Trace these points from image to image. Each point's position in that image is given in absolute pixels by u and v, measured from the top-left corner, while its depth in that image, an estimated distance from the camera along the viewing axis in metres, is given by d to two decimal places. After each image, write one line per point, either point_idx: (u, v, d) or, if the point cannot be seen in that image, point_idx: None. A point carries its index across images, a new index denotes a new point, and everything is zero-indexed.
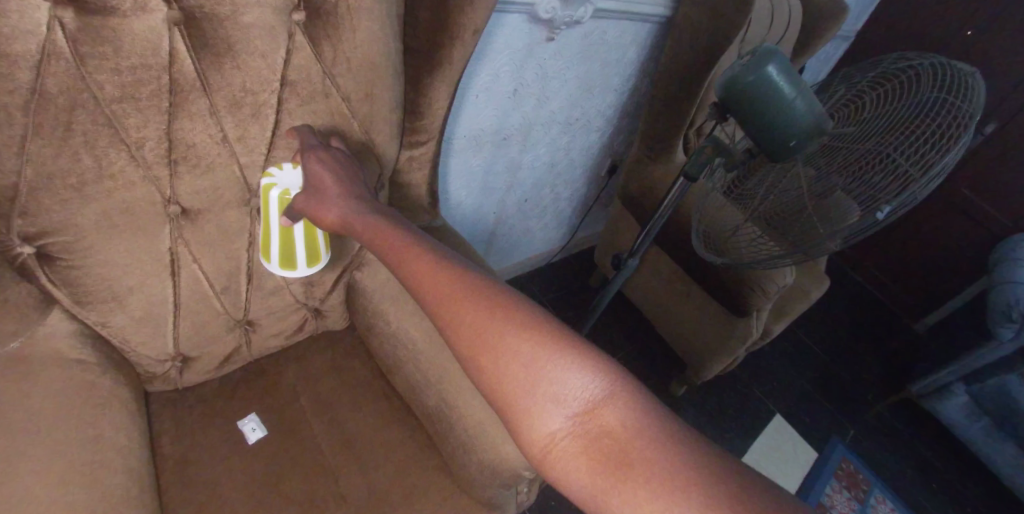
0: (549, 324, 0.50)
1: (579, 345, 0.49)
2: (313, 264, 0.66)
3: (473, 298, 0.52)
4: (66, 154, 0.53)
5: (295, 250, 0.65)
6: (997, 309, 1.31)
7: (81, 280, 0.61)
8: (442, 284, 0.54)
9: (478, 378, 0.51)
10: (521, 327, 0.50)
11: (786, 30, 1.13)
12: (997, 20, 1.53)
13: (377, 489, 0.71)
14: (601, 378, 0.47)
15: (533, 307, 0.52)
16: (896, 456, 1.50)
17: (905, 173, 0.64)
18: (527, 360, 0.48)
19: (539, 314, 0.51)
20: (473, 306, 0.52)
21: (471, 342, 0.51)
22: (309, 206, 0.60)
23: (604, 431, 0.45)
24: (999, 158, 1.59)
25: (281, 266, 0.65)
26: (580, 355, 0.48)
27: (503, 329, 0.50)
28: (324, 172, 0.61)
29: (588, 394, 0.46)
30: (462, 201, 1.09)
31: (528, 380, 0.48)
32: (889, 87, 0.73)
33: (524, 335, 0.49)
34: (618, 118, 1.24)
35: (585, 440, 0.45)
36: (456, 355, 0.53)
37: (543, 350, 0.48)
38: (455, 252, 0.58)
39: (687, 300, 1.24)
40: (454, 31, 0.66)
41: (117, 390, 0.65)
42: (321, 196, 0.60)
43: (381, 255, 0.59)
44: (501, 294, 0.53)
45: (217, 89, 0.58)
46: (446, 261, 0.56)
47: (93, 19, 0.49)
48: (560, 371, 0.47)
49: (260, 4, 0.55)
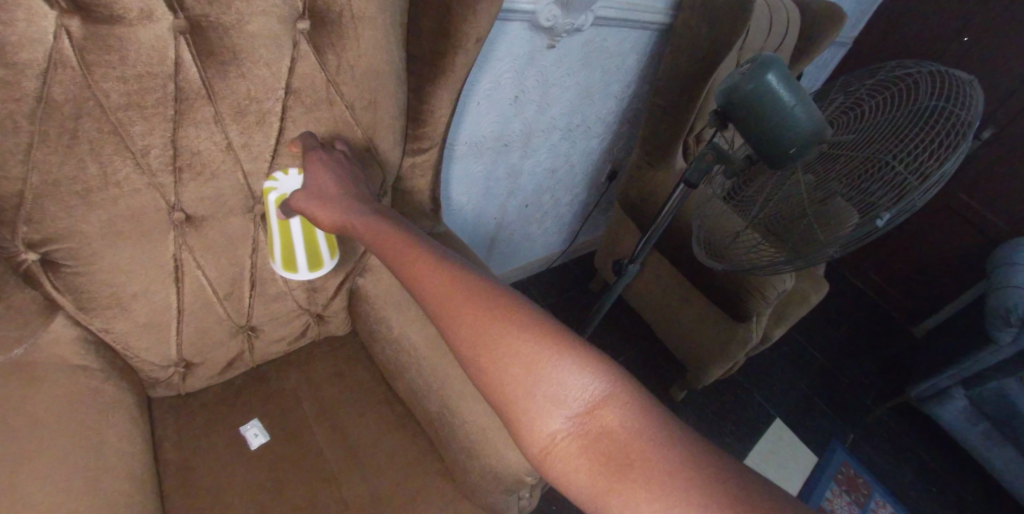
0: (549, 325, 0.50)
1: (579, 346, 0.49)
2: (315, 268, 0.67)
3: (474, 300, 0.52)
4: (72, 162, 0.54)
5: (296, 254, 0.65)
6: (996, 313, 1.32)
7: (85, 286, 0.61)
8: (443, 288, 0.54)
9: (478, 379, 0.51)
10: (521, 328, 0.50)
11: (785, 37, 1.13)
12: (994, 26, 1.54)
13: (380, 494, 0.72)
14: (600, 379, 0.47)
15: (532, 310, 0.52)
16: (896, 460, 1.50)
17: (904, 180, 0.64)
18: (527, 362, 0.48)
19: (539, 316, 0.51)
20: (473, 310, 0.52)
21: (472, 344, 0.51)
22: (310, 206, 0.59)
23: (604, 431, 0.45)
24: (996, 163, 1.60)
25: (284, 267, 0.66)
26: (580, 356, 0.48)
27: (503, 331, 0.50)
28: (328, 179, 0.62)
29: (587, 396, 0.47)
30: (463, 207, 1.10)
31: (528, 381, 0.48)
32: (888, 94, 0.74)
33: (524, 337, 0.49)
34: (618, 123, 1.24)
35: (584, 441, 0.46)
36: (456, 356, 0.53)
37: (543, 351, 0.48)
38: (455, 254, 0.59)
39: (687, 305, 1.24)
40: (457, 39, 0.67)
41: (120, 396, 0.65)
42: (322, 197, 0.60)
43: (383, 259, 0.58)
44: (501, 296, 0.53)
45: (222, 97, 0.58)
46: (447, 265, 0.56)
47: (99, 28, 0.49)
48: (560, 373, 0.48)
49: (265, 14, 0.56)
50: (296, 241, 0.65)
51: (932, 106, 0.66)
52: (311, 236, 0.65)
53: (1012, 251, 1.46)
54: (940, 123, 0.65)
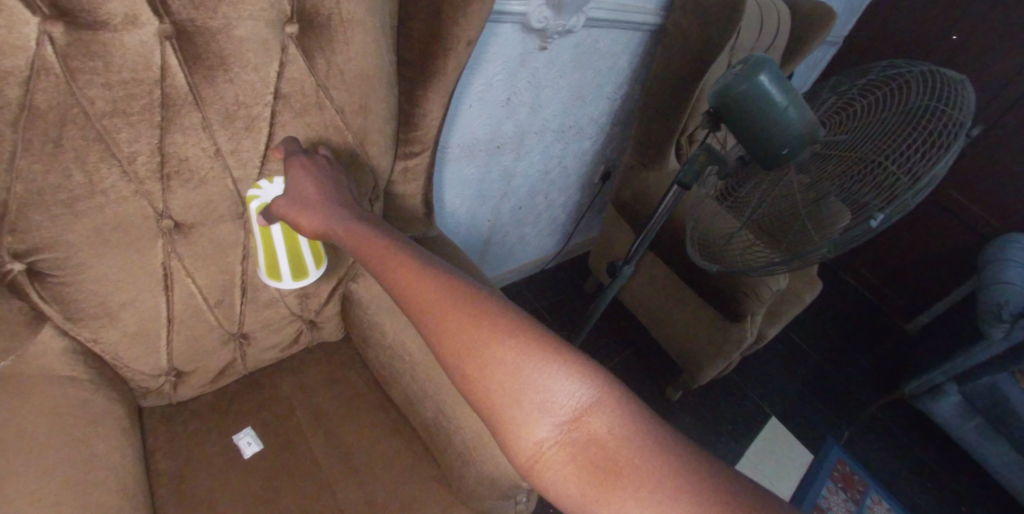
0: (536, 330, 0.50)
1: (565, 351, 0.49)
2: (298, 278, 0.65)
3: (460, 306, 0.52)
4: (57, 170, 0.53)
5: (279, 262, 0.63)
6: (989, 309, 1.34)
7: (72, 296, 0.60)
8: (428, 292, 0.53)
9: (464, 386, 0.50)
10: (507, 334, 0.49)
11: (775, 37, 1.14)
12: (983, 24, 1.55)
13: (375, 501, 0.71)
14: (588, 385, 0.47)
15: (518, 314, 0.51)
16: (890, 457, 1.50)
17: (896, 181, 0.65)
18: (514, 368, 0.48)
19: (525, 321, 0.51)
20: (459, 315, 0.51)
21: (457, 350, 0.50)
22: (290, 211, 0.58)
23: (591, 438, 0.45)
24: (986, 159, 1.62)
25: (268, 274, 0.65)
26: (566, 361, 0.48)
27: (489, 337, 0.49)
28: (310, 184, 0.60)
29: (575, 403, 0.46)
30: (456, 209, 1.09)
31: (515, 388, 0.47)
32: (879, 95, 0.74)
33: (510, 343, 0.49)
34: (611, 124, 1.24)
35: (571, 448, 0.45)
36: (441, 363, 0.52)
37: (529, 357, 0.48)
38: (440, 258, 0.58)
39: (682, 305, 1.24)
40: (448, 42, 0.66)
41: (110, 407, 0.64)
42: (303, 202, 0.58)
43: (366, 263, 0.57)
44: (487, 301, 0.52)
45: (210, 103, 0.57)
46: (431, 269, 0.55)
47: (82, 33, 0.49)
48: (547, 379, 0.47)
49: (253, 17, 0.55)
50: (279, 248, 0.63)
51: (923, 107, 0.66)
52: (293, 244, 0.63)
53: (1003, 247, 1.47)
54: (931, 123, 0.65)
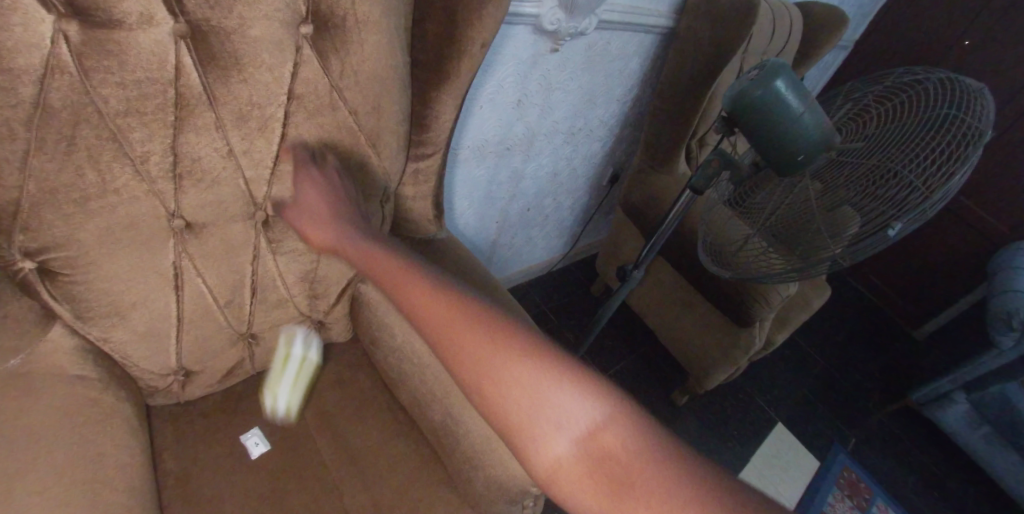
0: (546, 350, 0.51)
1: (576, 369, 0.50)
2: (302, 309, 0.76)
3: (474, 329, 0.54)
4: (70, 169, 0.53)
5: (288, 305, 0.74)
6: (997, 318, 1.32)
7: (83, 295, 0.60)
8: (443, 315, 0.56)
9: (481, 406, 0.52)
10: (518, 355, 0.51)
11: (788, 41, 1.13)
12: (996, 30, 1.54)
13: (382, 504, 0.71)
14: (602, 404, 0.47)
15: (528, 335, 0.53)
16: (897, 465, 1.49)
17: (912, 188, 0.64)
18: (526, 387, 0.49)
19: (535, 342, 0.52)
20: (473, 338, 0.54)
21: (473, 371, 0.53)
22: (301, 223, 0.65)
23: (603, 451, 0.45)
24: (997, 166, 1.61)
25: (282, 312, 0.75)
26: (577, 379, 0.49)
27: (501, 358, 0.51)
28: (318, 195, 0.65)
29: (588, 419, 0.47)
30: (466, 211, 1.09)
31: (534, 415, 0.49)
32: (897, 102, 0.73)
33: (521, 362, 0.51)
34: (621, 127, 1.23)
35: (584, 457, 0.45)
36: (459, 384, 0.55)
37: (540, 376, 0.49)
38: (455, 281, 0.60)
39: (690, 310, 1.24)
40: (462, 44, 0.66)
41: (119, 407, 0.64)
42: (312, 214, 0.65)
43: (383, 286, 0.61)
44: (499, 324, 0.54)
45: (223, 103, 0.57)
46: (446, 293, 0.58)
47: (97, 32, 0.48)
48: (563, 400, 0.48)
49: (267, 17, 0.55)
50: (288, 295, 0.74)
51: (941, 115, 0.66)
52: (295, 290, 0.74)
53: (1013, 255, 1.46)
54: (949, 132, 0.64)
